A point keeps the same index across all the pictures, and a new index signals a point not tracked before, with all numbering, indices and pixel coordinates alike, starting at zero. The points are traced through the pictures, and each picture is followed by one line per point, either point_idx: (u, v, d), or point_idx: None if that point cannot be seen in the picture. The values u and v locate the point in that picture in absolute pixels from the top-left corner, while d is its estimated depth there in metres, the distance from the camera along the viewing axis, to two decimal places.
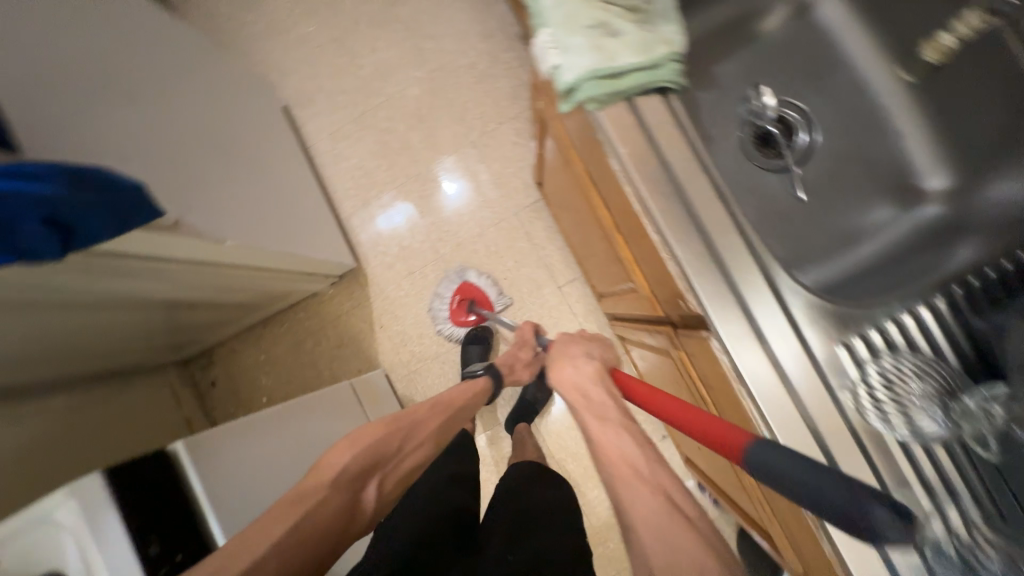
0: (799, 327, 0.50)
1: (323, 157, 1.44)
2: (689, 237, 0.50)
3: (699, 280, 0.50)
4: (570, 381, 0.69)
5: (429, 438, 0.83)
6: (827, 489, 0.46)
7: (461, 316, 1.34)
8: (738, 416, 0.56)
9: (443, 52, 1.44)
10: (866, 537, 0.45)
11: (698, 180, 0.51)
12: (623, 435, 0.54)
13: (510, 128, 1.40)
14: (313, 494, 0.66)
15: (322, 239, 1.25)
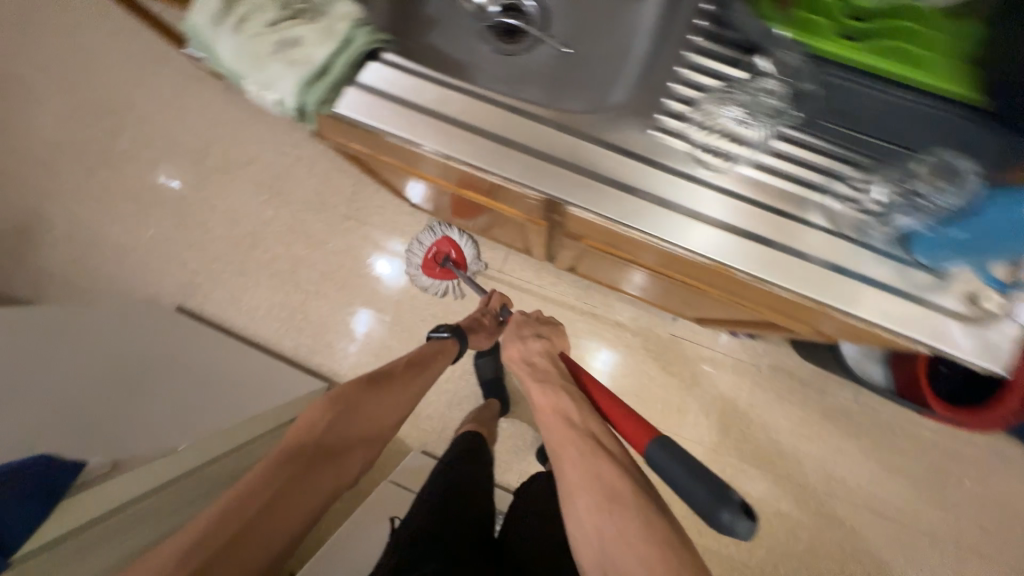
0: (631, 146, 0.51)
1: (239, 318, 1.45)
2: (488, 154, 0.51)
3: (518, 174, 0.51)
4: (519, 359, 0.82)
5: (397, 403, 0.86)
6: (732, 253, 0.49)
7: (438, 270, 1.35)
8: (634, 244, 0.58)
9: (260, 162, 1.47)
10: (777, 266, 0.48)
11: (466, 101, 0.52)
12: (562, 388, 0.73)
13: (365, 183, 1.43)
14: (284, 471, 0.69)
15: (277, 382, 1.23)
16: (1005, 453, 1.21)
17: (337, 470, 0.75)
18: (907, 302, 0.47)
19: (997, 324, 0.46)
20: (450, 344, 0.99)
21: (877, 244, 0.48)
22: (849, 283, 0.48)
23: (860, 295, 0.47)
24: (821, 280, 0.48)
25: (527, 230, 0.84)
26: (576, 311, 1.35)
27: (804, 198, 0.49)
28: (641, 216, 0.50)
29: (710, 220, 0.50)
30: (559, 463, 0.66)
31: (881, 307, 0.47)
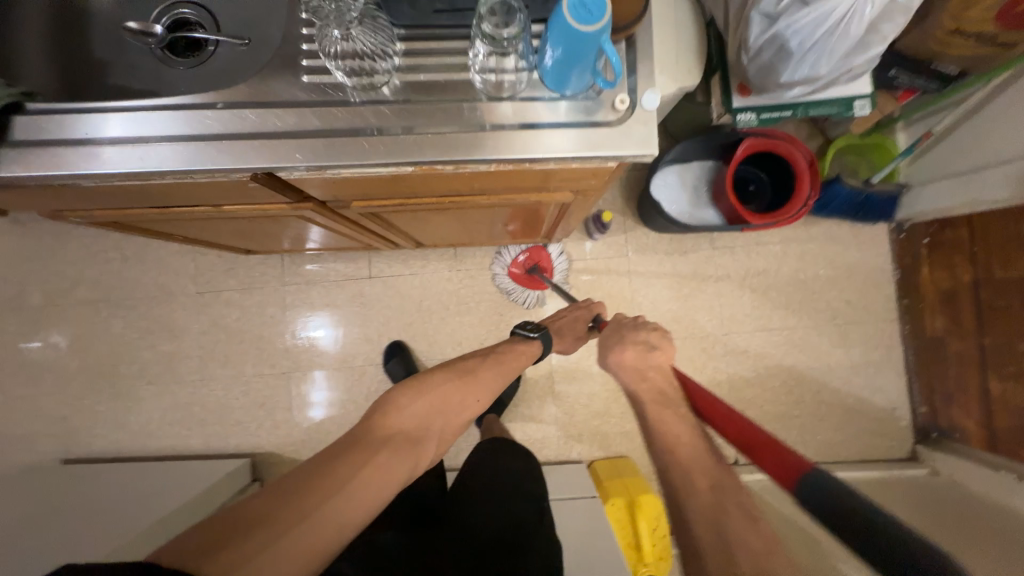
0: (291, 96, 0.54)
1: (135, 439, 1.36)
2: (166, 155, 0.54)
3: (203, 162, 0.54)
4: (631, 368, 0.75)
5: (480, 396, 0.81)
6: (415, 148, 0.54)
7: (527, 279, 1.36)
8: (353, 181, 0.61)
9: (85, 281, 1.38)
10: (455, 144, 0.54)
11: (122, 118, 0.53)
12: (683, 408, 0.70)
13: (203, 254, 1.39)
14: (366, 449, 0.65)
15: (186, 482, 1.18)
16: (839, 234, 1.39)
17: (410, 454, 0.69)
18: (565, 130, 0.54)
19: (631, 120, 0.54)
20: (535, 345, 0.95)
21: (526, 91, 0.54)
22: (517, 132, 0.54)
23: (530, 139, 0.54)
24: (495, 140, 0.54)
25: (322, 221, 0.86)
26: (455, 281, 1.40)
27: (453, 79, 0.54)
28: (323, 151, 0.54)
29: (387, 130, 0.54)
30: (688, 487, 0.60)
31: (547, 141, 0.54)
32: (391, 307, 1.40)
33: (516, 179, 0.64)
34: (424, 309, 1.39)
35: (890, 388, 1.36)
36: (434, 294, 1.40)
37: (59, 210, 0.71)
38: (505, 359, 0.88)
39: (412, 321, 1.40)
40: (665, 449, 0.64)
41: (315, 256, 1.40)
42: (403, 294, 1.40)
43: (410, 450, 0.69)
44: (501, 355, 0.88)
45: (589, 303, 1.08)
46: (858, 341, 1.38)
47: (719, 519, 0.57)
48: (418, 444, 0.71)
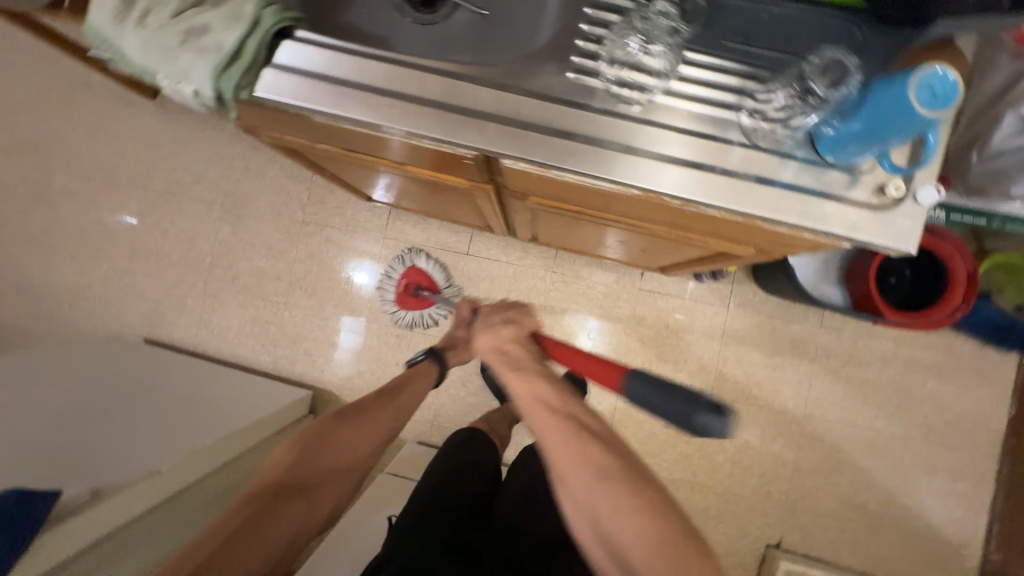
0: (551, 88, 0.53)
1: (212, 341, 1.43)
2: (411, 116, 0.52)
3: (445, 131, 0.53)
4: (488, 351, 0.69)
5: (377, 430, 0.80)
6: (659, 172, 0.52)
7: (414, 300, 1.34)
8: (562, 187, 0.59)
9: (208, 180, 1.44)
10: (701, 184, 0.51)
11: (379, 68, 0.52)
12: (541, 373, 0.65)
13: (318, 187, 1.42)
14: (258, 511, 0.68)
15: (254, 397, 1.22)
16: (960, 350, 1.29)
17: (315, 498, 0.73)
18: (824, 204, 0.50)
19: (900, 210, 0.49)
20: (424, 366, 0.91)
21: (791, 152, 0.51)
22: (772, 191, 0.51)
23: (784, 200, 0.51)
24: (745, 191, 0.51)
25: (482, 201, 0.85)
26: (546, 281, 1.38)
27: (719, 115, 0.52)
28: (563, 152, 0.52)
29: (636, 150, 0.52)
30: (558, 456, 0.59)
31: (801, 207, 0.51)
32: (478, 287, 1.39)
33: (723, 229, 0.60)
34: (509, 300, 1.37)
35: (964, 524, 1.27)
36: (523, 287, 1.38)
37: (261, 128, 0.71)
38: (395, 387, 0.86)
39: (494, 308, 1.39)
40: (542, 433, 0.60)
41: (419, 216, 1.41)
42: (493, 278, 1.39)
43: (312, 493, 0.73)
44: (392, 381, 0.87)
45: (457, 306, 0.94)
46: (944, 465, 1.29)
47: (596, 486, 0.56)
48: (319, 485, 0.74)
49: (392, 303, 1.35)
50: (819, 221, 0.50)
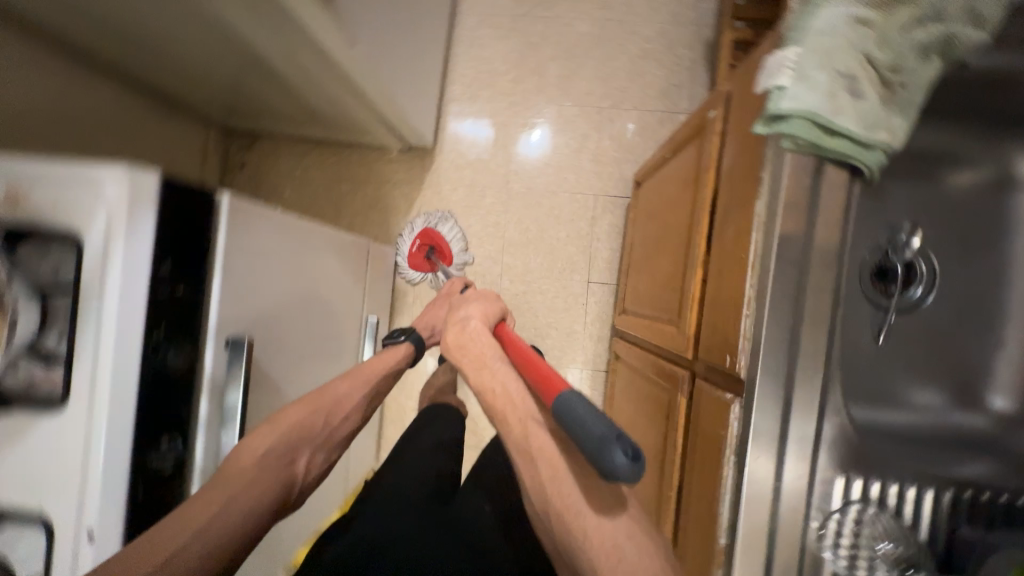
0: (823, 447, 0.53)
1: (465, 33, 1.41)
2: (783, 324, 0.51)
3: (769, 356, 0.51)
4: (455, 345, 0.63)
5: (357, 417, 0.76)
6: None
7: (420, 263, 1.30)
8: (710, 453, 0.58)
9: (629, 4, 1.39)
10: None
11: (826, 281, 0.51)
12: (497, 363, 0.57)
13: (638, 118, 1.37)
14: (270, 472, 0.60)
15: (415, 94, 1.20)
16: None
17: (311, 460, 0.68)
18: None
19: None
20: (398, 349, 0.86)
21: None
22: None
23: None
24: None
25: (662, 328, 0.85)
26: (571, 362, 1.38)
27: None
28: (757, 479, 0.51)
29: (767, 547, 0.51)
30: (503, 425, 0.53)
31: None
32: (555, 295, 1.38)
33: None
34: (547, 328, 1.37)
35: None
36: (562, 340, 1.38)
37: (725, 121, 0.68)
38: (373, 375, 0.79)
39: (537, 313, 1.39)
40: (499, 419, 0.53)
41: (621, 227, 1.38)
42: (567, 309, 1.38)
43: (308, 457, 0.67)
44: (366, 364, 0.80)
45: (451, 283, 0.99)
46: None
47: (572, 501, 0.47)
48: (316, 447, 0.68)
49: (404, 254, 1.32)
50: None
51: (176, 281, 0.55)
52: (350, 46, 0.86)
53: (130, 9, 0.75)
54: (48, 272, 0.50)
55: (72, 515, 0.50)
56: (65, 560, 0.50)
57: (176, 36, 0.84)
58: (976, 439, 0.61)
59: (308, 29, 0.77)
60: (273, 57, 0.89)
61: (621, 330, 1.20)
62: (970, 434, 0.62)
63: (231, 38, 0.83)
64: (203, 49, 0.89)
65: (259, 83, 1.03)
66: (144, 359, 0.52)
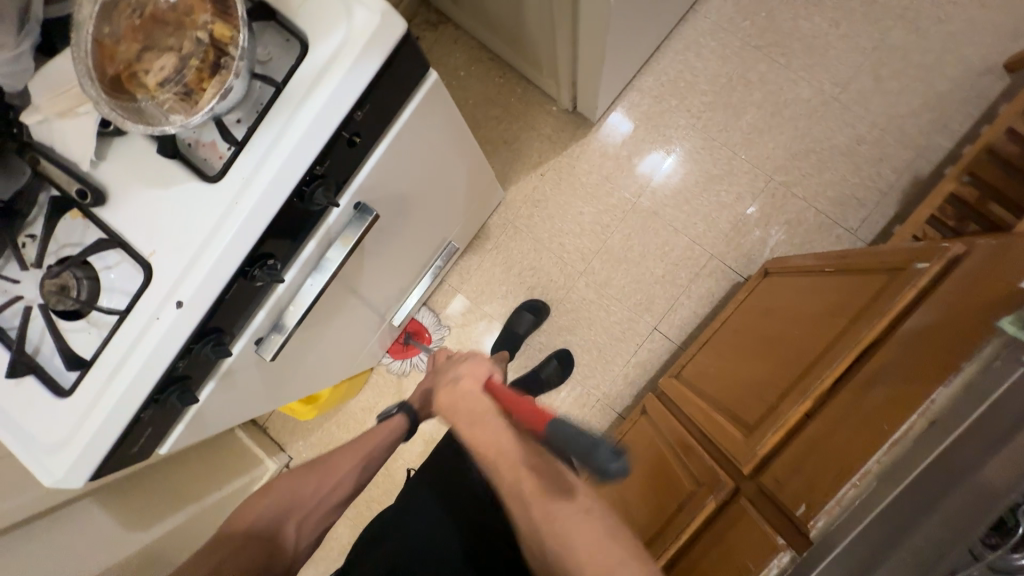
0: None
1: (687, 36, 1.33)
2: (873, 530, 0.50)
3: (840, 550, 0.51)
4: (448, 403, 0.59)
5: (348, 484, 0.71)
6: None
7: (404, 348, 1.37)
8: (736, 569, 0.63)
9: (863, 98, 1.26)
10: None
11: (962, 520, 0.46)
12: (489, 420, 0.55)
13: (799, 212, 1.27)
14: (253, 543, 0.63)
15: (616, 67, 1.13)
16: None
17: (301, 529, 0.67)
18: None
19: None
20: (384, 431, 0.76)
21: None
22: None
23: None
24: None
25: (720, 420, 0.81)
26: (592, 389, 1.34)
27: None
28: None
29: None
30: (496, 479, 0.53)
31: None
32: (616, 322, 1.34)
33: None
34: (590, 347, 1.34)
35: None
36: (596, 365, 1.34)
37: (932, 281, 0.60)
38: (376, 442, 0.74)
39: (590, 328, 1.35)
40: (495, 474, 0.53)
41: (716, 300, 1.30)
42: (618, 342, 1.34)
43: (297, 526, 0.67)
44: (354, 440, 0.74)
45: (438, 358, 0.77)
46: None
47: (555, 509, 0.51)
48: (303, 517, 0.67)
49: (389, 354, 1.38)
50: None
51: (358, 130, 0.54)
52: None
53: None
54: (264, 59, 0.51)
55: (170, 281, 0.51)
56: (144, 313, 0.52)
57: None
58: None
59: None
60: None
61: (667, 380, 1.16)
62: None
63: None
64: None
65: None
66: (297, 185, 0.51)
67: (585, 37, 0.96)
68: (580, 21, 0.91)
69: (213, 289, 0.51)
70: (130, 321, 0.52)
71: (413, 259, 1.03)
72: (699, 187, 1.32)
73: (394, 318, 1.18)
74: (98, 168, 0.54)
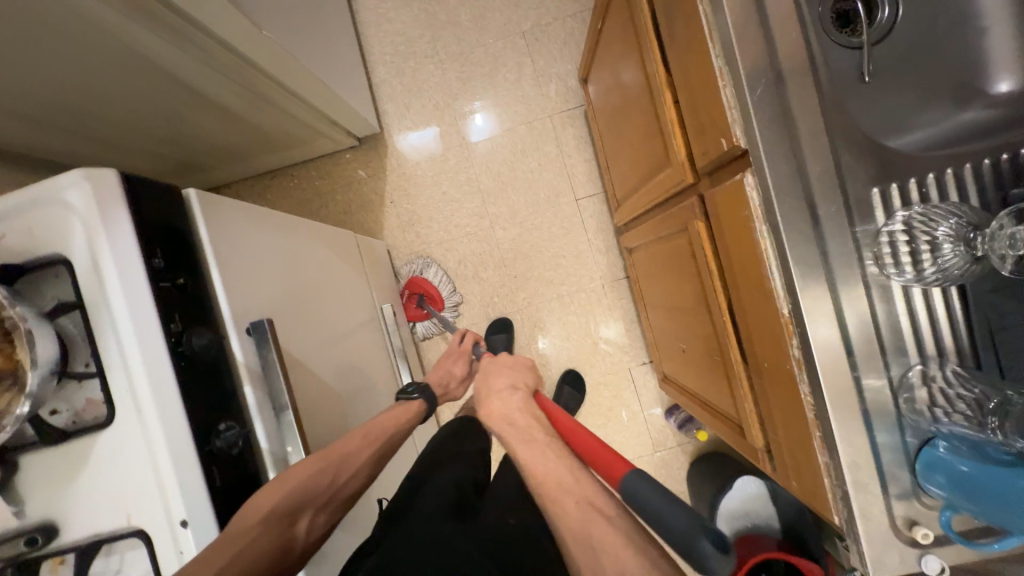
0: (845, 181, 0.49)
1: (367, 14, 1.40)
2: (769, 89, 0.49)
3: (767, 124, 0.49)
4: (499, 417, 0.70)
5: (363, 474, 0.68)
6: (874, 339, 0.49)
7: (411, 309, 1.36)
8: (740, 231, 0.56)
9: None
10: (862, 371, 0.49)
11: (787, 19, 0.49)
12: (539, 435, 0.64)
13: (563, 27, 1.35)
14: (269, 535, 0.53)
15: (337, 75, 1.19)
16: None
17: (316, 519, 0.60)
18: (878, 491, 0.49)
19: (904, 550, 0.48)
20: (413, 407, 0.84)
21: (893, 439, 0.49)
22: (862, 451, 0.49)
23: (861, 464, 0.49)
24: (860, 389, 0.49)
25: (657, 183, 0.83)
26: (590, 282, 1.37)
27: (903, 353, 0.49)
28: (795, 226, 0.49)
29: (832, 308, 0.49)
30: (550, 503, 0.54)
31: (866, 480, 0.49)
32: (550, 225, 1.37)
33: (781, 412, 0.59)
34: (555, 261, 1.37)
35: None
36: (573, 266, 1.37)
37: None
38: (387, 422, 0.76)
39: (540, 249, 1.38)
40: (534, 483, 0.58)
41: (587, 135, 1.36)
42: (566, 235, 1.37)
43: (311, 516, 0.60)
44: (380, 420, 0.76)
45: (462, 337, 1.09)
46: None
47: (580, 522, 0.51)
48: (318, 508, 0.60)
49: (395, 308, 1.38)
50: (897, 499, 0.49)
51: (176, 273, 0.54)
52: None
53: (30, 64, 0.75)
54: (49, 303, 0.51)
55: (159, 515, 0.49)
56: (170, 564, 0.49)
57: (92, 83, 0.84)
58: (997, 126, 0.56)
59: (209, 19, 0.79)
60: (181, 68, 0.88)
61: (620, 221, 1.19)
62: (989, 124, 0.57)
63: (133, 59, 0.83)
64: (123, 89, 0.88)
65: (185, 112, 1.02)
66: (170, 351, 0.51)
67: (276, 69, 1.00)
68: (262, 64, 0.97)
69: (198, 485, 0.50)
70: None
71: (367, 344, 1.03)
72: (489, 88, 1.38)
73: None
74: (25, 515, 0.50)
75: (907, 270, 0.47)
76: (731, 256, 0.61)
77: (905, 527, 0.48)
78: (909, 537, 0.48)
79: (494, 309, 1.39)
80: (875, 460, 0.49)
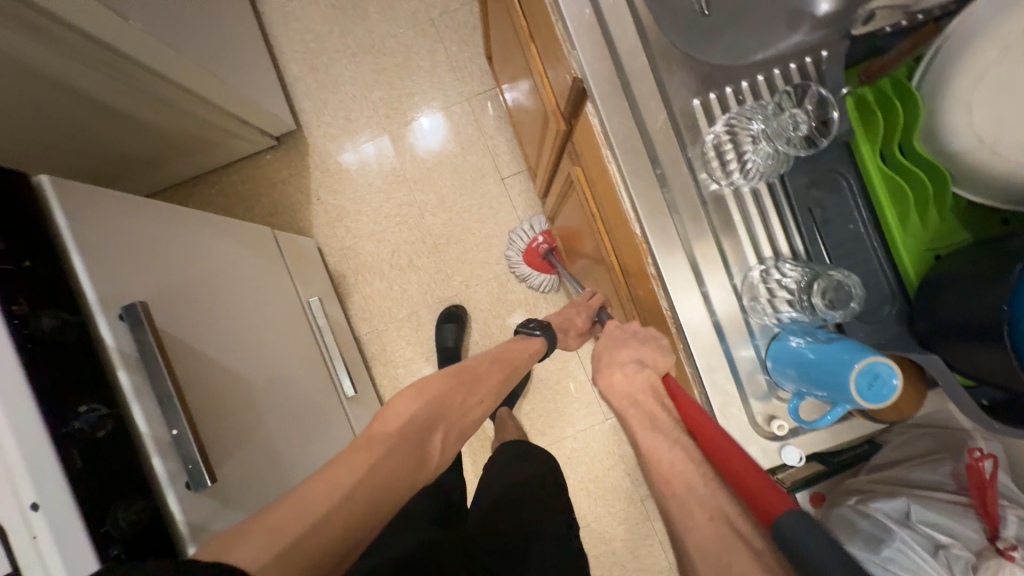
0: (668, 96, 0.51)
1: (274, 14, 1.39)
2: (588, 14, 0.51)
3: (591, 48, 0.51)
4: (621, 394, 0.53)
5: (489, 399, 0.79)
6: (715, 244, 0.50)
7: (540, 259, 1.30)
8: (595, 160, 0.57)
9: None
10: (708, 276, 0.50)
11: None
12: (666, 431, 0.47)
13: (471, 12, 1.38)
14: (406, 443, 0.65)
15: (242, 73, 1.18)
16: None
17: (446, 438, 0.71)
18: (735, 391, 0.50)
19: (765, 445, 0.49)
20: (536, 343, 0.89)
21: (744, 341, 0.50)
22: (716, 355, 0.50)
23: (717, 367, 0.50)
24: (707, 294, 0.50)
25: (547, 139, 0.84)
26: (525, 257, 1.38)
27: (742, 256, 0.50)
28: (628, 142, 0.50)
29: (671, 219, 0.50)
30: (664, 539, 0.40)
31: (723, 382, 0.50)
32: (480, 206, 1.38)
33: (660, 335, 0.60)
34: (488, 240, 1.38)
35: None
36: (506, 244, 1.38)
37: None
38: (510, 352, 0.85)
39: (472, 230, 1.38)
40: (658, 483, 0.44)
41: (506, 114, 1.38)
42: (496, 214, 1.38)
43: (443, 435, 0.70)
44: (512, 347, 0.87)
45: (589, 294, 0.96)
46: None
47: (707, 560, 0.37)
48: (448, 427, 0.72)
49: (517, 253, 1.32)
50: (755, 399, 0.50)
51: (20, 257, 0.53)
52: (121, 17, 0.81)
53: None
54: None
55: (9, 503, 0.47)
56: (26, 550, 0.48)
57: None
58: None
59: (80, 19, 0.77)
60: (72, 76, 0.85)
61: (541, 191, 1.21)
62: None
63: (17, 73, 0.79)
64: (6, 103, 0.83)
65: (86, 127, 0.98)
66: (13, 334, 0.49)
67: (177, 72, 0.98)
68: (162, 70, 0.95)
69: (51, 466, 0.49)
70: (29, 573, 0.48)
71: (289, 336, 1.01)
72: (405, 77, 1.39)
73: (343, 389, 1.14)
74: None
75: (729, 177, 0.50)
76: (598, 191, 0.62)
77: (763, 424, 0.50)
78: (768, 432, 0.50)
79: (432, 295, 1.38)
80: (730, 363, 0.50)
